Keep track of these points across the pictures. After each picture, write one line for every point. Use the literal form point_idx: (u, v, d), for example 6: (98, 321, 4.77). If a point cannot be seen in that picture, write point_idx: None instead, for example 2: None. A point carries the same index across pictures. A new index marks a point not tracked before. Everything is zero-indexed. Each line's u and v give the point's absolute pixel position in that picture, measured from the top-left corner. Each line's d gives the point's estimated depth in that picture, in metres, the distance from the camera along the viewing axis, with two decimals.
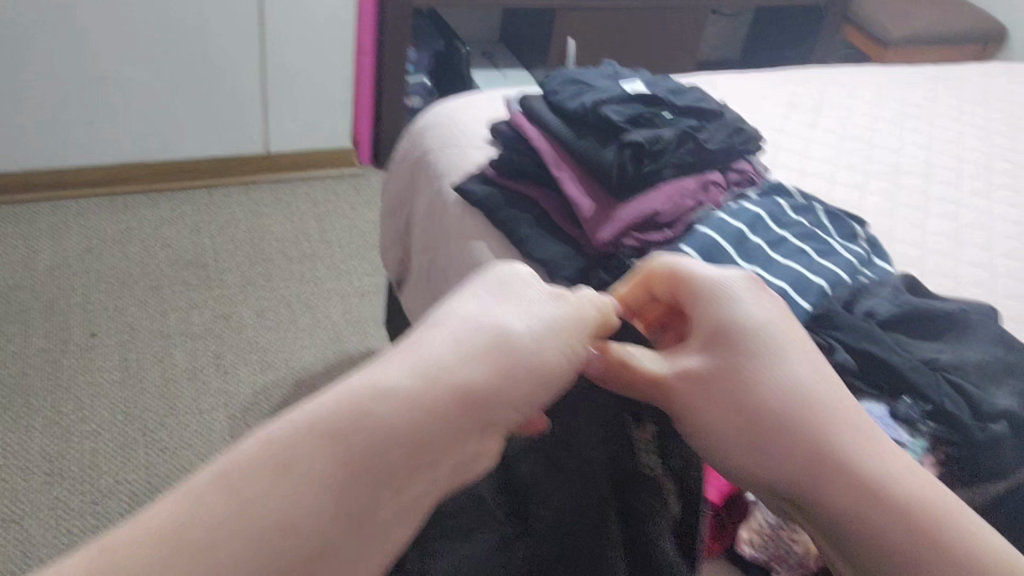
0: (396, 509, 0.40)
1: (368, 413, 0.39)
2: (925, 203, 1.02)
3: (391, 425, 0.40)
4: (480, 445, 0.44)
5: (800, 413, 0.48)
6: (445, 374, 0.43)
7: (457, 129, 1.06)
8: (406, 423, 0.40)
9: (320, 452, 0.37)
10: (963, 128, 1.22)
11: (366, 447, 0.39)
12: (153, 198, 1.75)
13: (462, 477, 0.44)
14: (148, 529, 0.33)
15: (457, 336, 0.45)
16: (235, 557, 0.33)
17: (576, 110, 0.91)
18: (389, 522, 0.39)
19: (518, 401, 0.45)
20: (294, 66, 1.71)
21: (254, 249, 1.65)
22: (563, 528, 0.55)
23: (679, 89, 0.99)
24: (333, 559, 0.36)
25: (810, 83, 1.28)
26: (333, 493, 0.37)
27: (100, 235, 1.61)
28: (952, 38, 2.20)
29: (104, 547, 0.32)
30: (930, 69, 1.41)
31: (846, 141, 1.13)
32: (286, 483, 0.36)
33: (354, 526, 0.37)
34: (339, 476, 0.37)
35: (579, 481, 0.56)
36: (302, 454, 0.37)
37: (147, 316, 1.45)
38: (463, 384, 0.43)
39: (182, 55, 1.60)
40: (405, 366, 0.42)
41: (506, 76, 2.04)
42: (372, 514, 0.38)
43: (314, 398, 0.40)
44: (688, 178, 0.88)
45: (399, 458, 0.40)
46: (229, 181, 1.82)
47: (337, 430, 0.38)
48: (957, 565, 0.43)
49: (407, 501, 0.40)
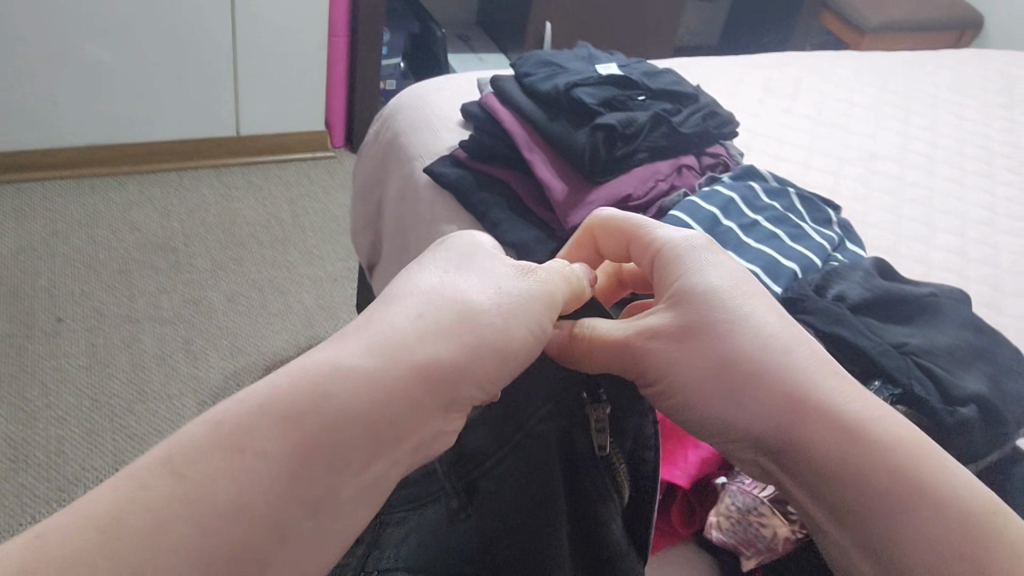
0: (355, 490, 0.39)
1: (323, 391, 0.39)
2: (897, 189, 1.02)
3: (345, 404, 0.39)
4: (443, 423, 0.43)
5: (777, 360, 0.48)
6: (404, 349, 0.42)
7: (429, 111, 1.05)
8: (364, 401, 0.39)
9: (273, 431, 0.37)
10: (937, 114, 1.23)
11: (318, 429, 0.38)
12: (122, 181, 1.72)
13: (425, 459, 0.43)
14: (85, 516, 0.32)
15: (418, 312, 0.45)
16: (179, 541, 0.32)
17: (548, 93, 0.90)
18: (349, 504, 0.38)
19: (481, 378, 0.45)
20: (267, 48, 1.69)
21: (226, 233, 1.63)
22: (505, 507, 0.53)
23: (653, 71, 0.98)
24: (285, 540, 0.35)
25: (786, 68, 1.27)
26: (287, 471, 0.36)
27: (67, 218, 1.58)
28: (928, 26, 2.20)
29: (39, 535, 0.31)
30: (904, 55, 1.41)
31: (820, 125, 1.12)
32: (234, 465, 0.35)
33: (307, 508, 0.36)
34: (292, 458, 0.37)
35: (526, 459, 0.54)
36: (255, 434, 0.36)
37: (115, 300, 1.43)
38: (424, 361, 0.42)
39: (152, 35, 1.57)
40: (365, 344, 0.42)
41: (482, 60, 2.02)
42: (330, 494, 0.38)
43: (267, 380, 0.39)
44: (662, 162, 0.87)
45: (359, 435, 0.39)
46: (200, 164, 1.80)
47: (291, 408, 0.38)
48: (947, 500, 0.42)
49: (367, 482, 0.39)
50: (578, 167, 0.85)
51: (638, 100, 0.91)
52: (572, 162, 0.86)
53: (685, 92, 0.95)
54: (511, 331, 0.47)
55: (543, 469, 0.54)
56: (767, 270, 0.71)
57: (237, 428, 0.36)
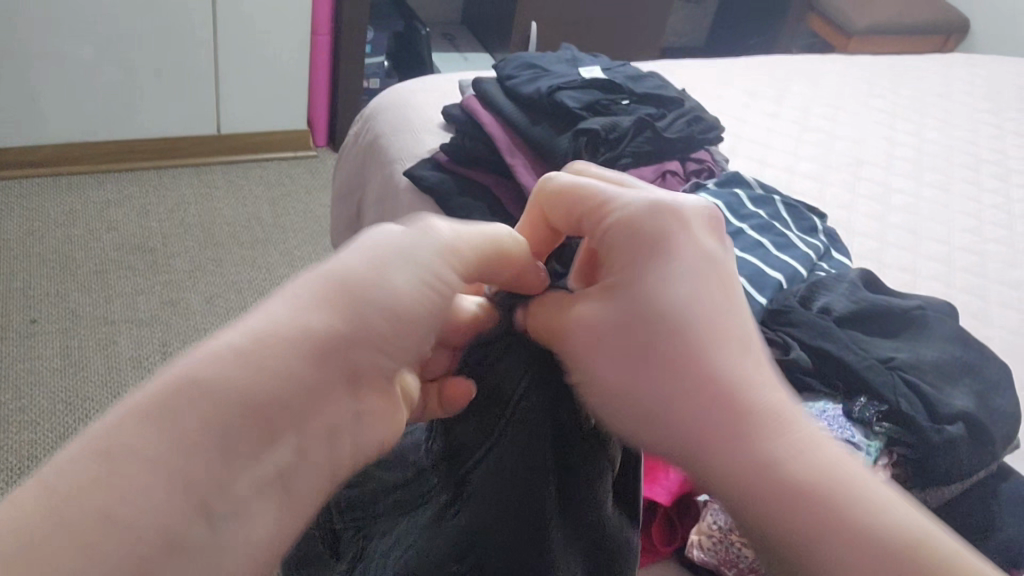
0: (255, 484, 0.34)
1: (204, 382, 0.33)
2: (883, 195, 1.01)
3: (234, 393, 0.34)
4: (353, 404, 0.39)
5: (698, 381, 0.39)
6: (281, 326, 0.36)
7: (411, 112, 1.03)
8: (246, 386, 0.34)
9: (146, 431, 0.32)
10: (924, 120, 1.22)
11: (207, 422, 0.33)
12: (100, 180, 1.69)
13: (339, 445, 0.38)
14: None
15: (300, 293, 0.38)
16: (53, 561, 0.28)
17: (531, 96, 0.88)
18: (249, 501, 0.34)
19: (393, 349, 0.40)
20: (248, 45, 1.66)
21: (205, 233, 1.61)
22: (499, 493, 0.50)
23: (638, 75, 0.97)
24: (183, 551, 0.31)
25: (772, 71, 1.26)
26: (164, 474, 0.31)
27: (44, 217, 1.56)
28: (915, 30, 2.20)
29: None
30: (891, 59, 1.40)
31: (806, 130, 1.11)
32: (113, 476, 0.30)
33: (202, 510, 0.32)
34: (174, 461, 0.32)
35: (520, 439, 0.50)
36: (125, 438, 0.31)
37: (91, 302, 1.40)
38: (303, 337, 0.36)
39: (130, 32, 1.54)
40: (240, 334, 0.36)
41: (467, 59, 2.00)
42: (224, 489, 0.33)
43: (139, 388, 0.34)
44: (646, 167, 0.85)
45: (247, 425, 0.34)
46: (180, 163, 1.77)
47: (161, 406, 0.32)
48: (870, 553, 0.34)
49: (269, 471, 0.35)
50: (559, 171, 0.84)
51: (622, 105, 0.90)
52: (553, 166, 0.84)
53: (669, 96, 0.93)
54: (418, 305, 0.41)
55: (531, 450, 0.50)
56: (752, 280, 0.70)
57: (111, 437, 0.31)
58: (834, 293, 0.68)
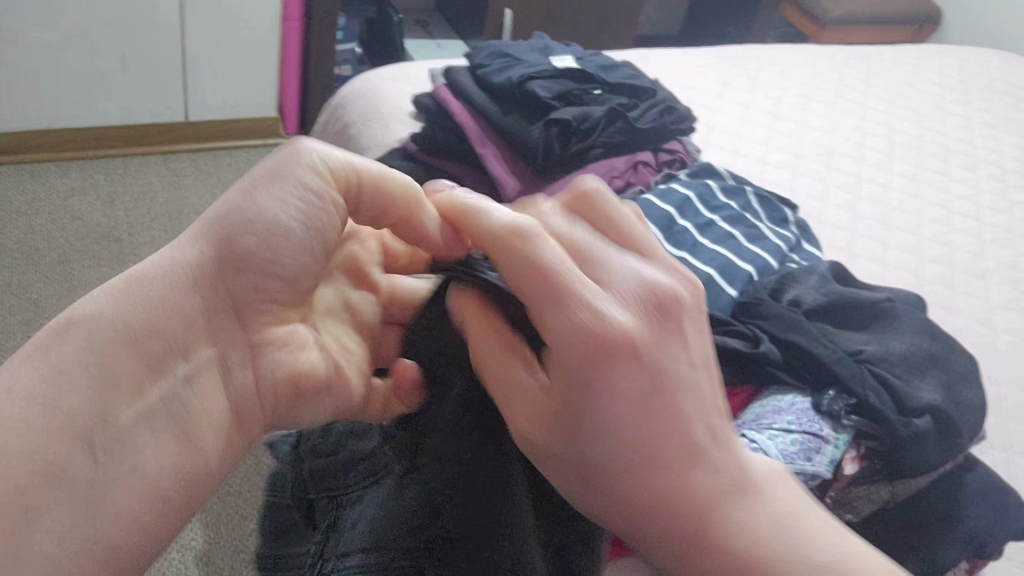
0: (140, 412, 0.38)
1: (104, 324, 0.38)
2: (853, 186, 1.01)
3: (123, 325, 0.38)
4: (248, 334, 0.43)
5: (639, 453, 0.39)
6: (173, 265, 0.41)
7: (381, 100, 1.01)
8: (124, 317, 0.38)
9: (34, 366, 0.36)
10: (895, 110, 1.22)
11: (109, 360, 0.37)
12: (65, 167, 1.66)
13: (238, 381, 0.43)
14: None
15: (187, 236, 0.42)
16: None
17: (502, 85, 0.87)
18: (134, 429, 0.37)
19: (288, 284, 0.43)
20: (216, 31, 1.63)
21: (173, 222, 1.58)
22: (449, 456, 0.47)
23: (611, 65, 0.96)
24: (65, 479, 0.34)
25: (745, 61, 1.26)
26: (46, 406, 0.35)
27: (7, 205, 1.53)
28: (888, 21, 2.21)
29: None
30: (863, 50, 1.41)
31: (778, 120, 1.11)
32: (9, 406, 0.34)
33: (84, 439, 0.35)
34: (54, 393, 0.35)
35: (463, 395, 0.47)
36: (16, 376, 0.35)
37: (55, 292, 1.38)
38: (187, 272, 0.41)
39: (94, 16, 1.51)
40: (122, 285, 0.40)
41: (441, 47, 1.98)
42: (110, 417, 0.37)
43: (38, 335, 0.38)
44: (618, 157, 0.85)
45: (132, 353, 0.38)
46: (147, 151, 1.74)
47: (52, 342, 0.37)
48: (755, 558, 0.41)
49: (154, 399, 0.38)
50: (532, 160, 0.83)
51: (595, 95, 0.89)
52: (525, 157, 0.84)
53: (642, 87, 0.93)
54: (312, 248, 0.43)
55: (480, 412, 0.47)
56: (723, 273, 0.70)
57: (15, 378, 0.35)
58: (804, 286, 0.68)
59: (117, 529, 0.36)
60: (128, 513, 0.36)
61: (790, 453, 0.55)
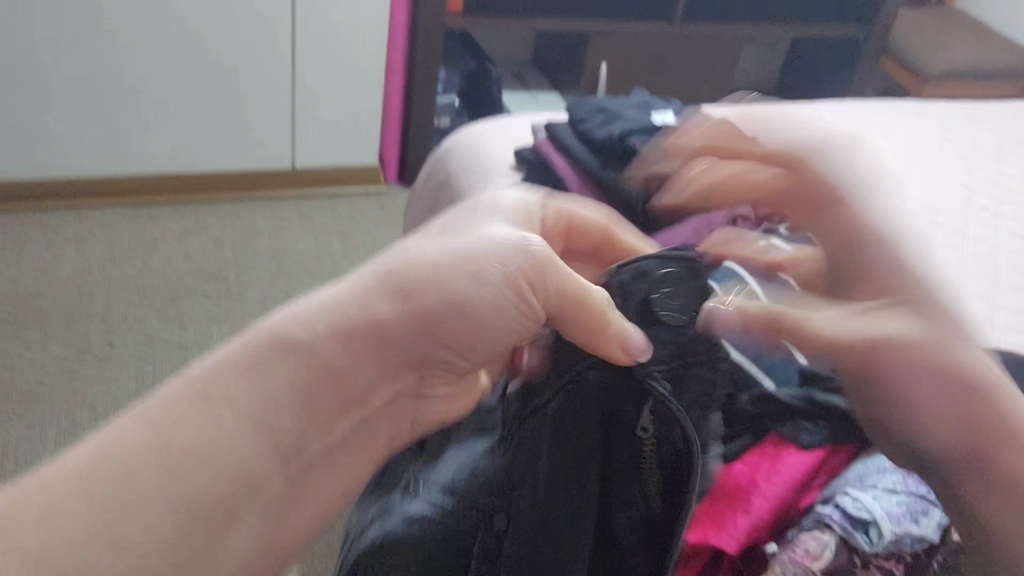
0: (318, 444, 0.48)
1: (293, 337, 0.47)
2: (959, 243, 0.99)
3: (321, 360, 0.47)
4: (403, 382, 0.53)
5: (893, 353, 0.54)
6: (368, 306, 0.49)
7: (483, 155, 1.05)
8: (325, 356, 0.47)
9: (246, 381, 0.45)
10: (1003, 167, 1.19)
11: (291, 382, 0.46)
12: (179, 210, 1.75)
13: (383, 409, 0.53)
14: (98, 456, 0.40)
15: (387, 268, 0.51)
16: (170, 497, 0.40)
17: (603, 139, 0.92)
18: (312, 457, 0.48)
19: (453, 345, 0.53)
20: (324, 83, 1.72)
21: (276, 264, 1.65)
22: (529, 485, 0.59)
23: (712, 121, 0.98)
24: (264, 493, 0.44)
25: (845, 116, 1.25)
26: (253, 432, 0.44)
27: (126, 246, 1.62)
28: (995, 75, 2.16)
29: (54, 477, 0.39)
30: (971, 105, 1.38)
31: (879, 176, 1.10)
32: (219, 419, 0.43)
33: (281, 464, 0.45)
34: (258, 418, 0.44)
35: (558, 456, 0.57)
36: (230, 392, 0.44)
37: (165, 328, 1.45)
38: (380, 320, 0.49)
39: (213, 69, 1.62)
40: (327, 306, 0.49)
41: (537, 99, 2.03)
42: (299, 450, 0.46)
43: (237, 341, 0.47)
44: (717, 212, 0.85)
45: (323, 389, 0.47)
46: (255, 196, 1.83)
47: (258, 361, 0.46)
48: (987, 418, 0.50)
49: (329, 433, 0.48)
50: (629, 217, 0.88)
51: None
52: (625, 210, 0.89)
53: None
54: (493, 306, 0.53)
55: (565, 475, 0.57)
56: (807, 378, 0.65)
57: (218, 385, 0.44)
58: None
59: (276, 528, 0.46)
60: (287, 535, 0.47)
61: (897, 513, 0.57)
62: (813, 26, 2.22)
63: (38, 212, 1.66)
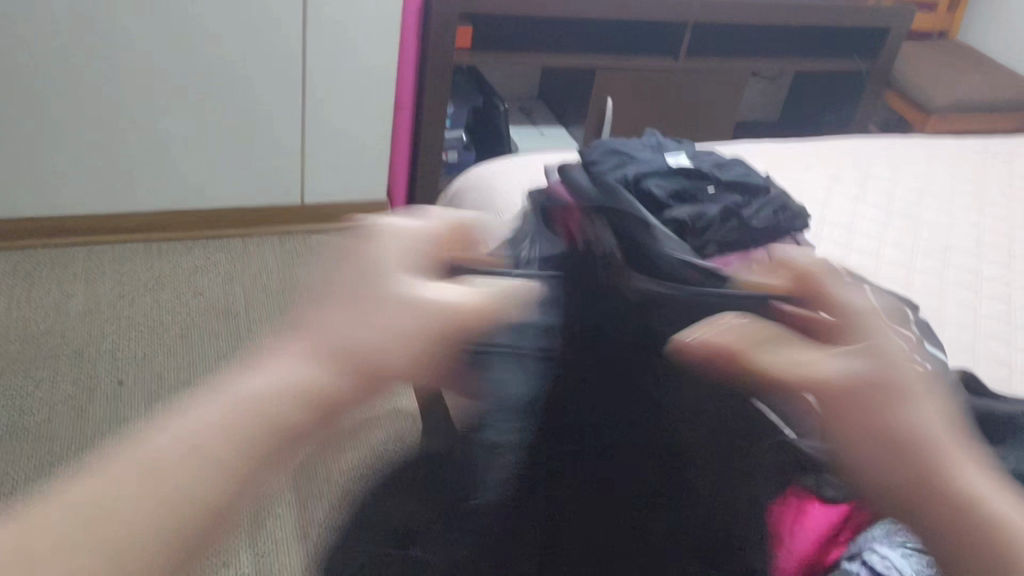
0: (366, 322, 0.54)
1: (421, 325, 0.55)
2: (974, 283, 0.99)
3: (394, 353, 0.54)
4: (394, 283, 0.57)
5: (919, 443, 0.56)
6: (427, 302, 0.56)
7: (497, 194, 1.04)
8: (404, 332, 0.55)
9: (348, 367, 0.53)
10: (1014, 204, 1.19)
11: (347, 347, 0.53)
12: (188, 246, 1.76)
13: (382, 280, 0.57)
14: (295, 389, 0.51)
15: (437, 290, 0.58)
16: (297, 404, 0.51)
17: (616, 183, 0.90)
18: (358, 325, 0.53)
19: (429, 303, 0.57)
20: (331, 121, 1.72)
21: (285, 299, 1.65)
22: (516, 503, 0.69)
23: (723, 163, 0.97)
24: (319, 347, 0.53)
25: (856, 155, 1.25)
26: (335, 362, 0.52)
27: (134, 281, 1.63)
28: (1000, 107, 2.16)
29: (286, 399, 0.51)
30: (979, 142, 1.38)
31: (894, 215, 1.10)
32: (343, 361, 0.52)
33: (345, 353, 0.53)
34: (351, 353, 0.53)
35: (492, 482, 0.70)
36: (351, 360, 0.53)
37: (175, 364, 1.45)
38: (444, 312, 0.57)
39: (220, 108, 1.63)
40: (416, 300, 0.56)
41: (544, 134, 2.04)
42: (359, 329, 0.53)
43: (386, 325, 0.54)
44: (731, 255, 0.86)
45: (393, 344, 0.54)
46: (265, 231, 1.83)
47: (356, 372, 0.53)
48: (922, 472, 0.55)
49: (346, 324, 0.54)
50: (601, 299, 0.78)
51: (706, 193, 0.90)
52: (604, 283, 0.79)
53: (756, 183, 0.93)
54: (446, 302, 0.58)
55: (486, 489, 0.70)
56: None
57: (315, 353, 0.52)
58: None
59: (340, 312, 0.54)
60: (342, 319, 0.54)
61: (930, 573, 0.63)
62: (815, 60, 2.23)
63: (49, 248, 1.68)
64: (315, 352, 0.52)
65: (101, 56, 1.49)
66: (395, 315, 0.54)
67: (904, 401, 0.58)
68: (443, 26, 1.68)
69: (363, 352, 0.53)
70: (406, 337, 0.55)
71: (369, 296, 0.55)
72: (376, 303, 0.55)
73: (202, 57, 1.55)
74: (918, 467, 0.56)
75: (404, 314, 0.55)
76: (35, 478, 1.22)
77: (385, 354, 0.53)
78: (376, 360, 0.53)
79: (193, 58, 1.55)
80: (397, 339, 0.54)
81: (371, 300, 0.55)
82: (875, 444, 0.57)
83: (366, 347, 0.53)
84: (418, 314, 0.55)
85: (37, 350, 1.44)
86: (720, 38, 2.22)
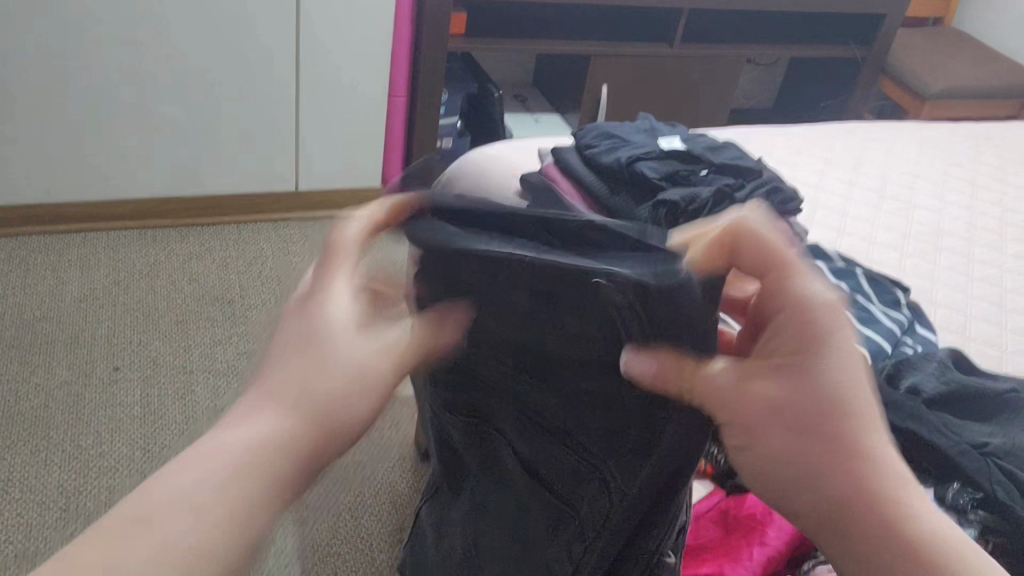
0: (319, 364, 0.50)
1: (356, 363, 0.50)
2: (966, 266, 1.00)
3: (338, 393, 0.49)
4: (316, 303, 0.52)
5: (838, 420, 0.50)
6: (342, 327, 0.51)
7: (491, 178, 1.05)
8: (347, 388, 0.49)
9: (300, 415, 0.48)
10: (1006, 188, 1.20)
11: (313, 394, 0.49)
12: (183, 233, 1.76)
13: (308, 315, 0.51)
14: (269, 446, 0.46)
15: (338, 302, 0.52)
16: (281, 465, 0.46)
17: (610, 166, 0.90)
18: (312, 367, 0.49)
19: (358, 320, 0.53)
20: (326, 107, 1.72)
21: (280, 286, 1.65)
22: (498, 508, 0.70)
23: (717, 146, 0.98)
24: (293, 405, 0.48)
25: (849, 139, 1.26)
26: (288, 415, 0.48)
27: (129, 268, 1.63)
28: (995, 93, 2.17)
29: (265, 462, 0.46)
30: (972, 127, 1.38)
31: (886, 200, 1.10)
32: (300, 405, 0.48)
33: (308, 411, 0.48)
34: (299, 396, 0.48)
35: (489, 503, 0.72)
36: (303, 410, 0.48)
37: (171, 350, 1.46)
38: (360, 355, 0.51)
39: (215, 95, 1.62)
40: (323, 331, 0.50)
41: (539, 121, 2.04)
42: (319, 359, 0.50)
43: (325, 368, 0.49)
44: None
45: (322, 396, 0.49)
46: (260, 218, 1.83)
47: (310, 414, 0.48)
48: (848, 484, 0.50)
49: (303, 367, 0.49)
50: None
51: (700, 176, 0.90)
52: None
53: (749, 166, 0.93)
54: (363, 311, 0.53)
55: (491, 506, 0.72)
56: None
57: (276, 406, 0.48)
58: (955, 442, 0.63)
59: (293, 354, 0.50)
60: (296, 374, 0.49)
61: None
62: (810, 46, 2.23)
63: (44, 236, 1.68)
64: (289, 402, 0.48)
65: (95, 42, 1.49)
66: (335, 355, 0.50)
67: (835, 440, 0.50)
68: (438, 12, 1.68)
69: (326, 400, 0.49)
70: (334, 384, 0.49)
71: (296, 340, 0.51)
72: (307, 347, 0.50)
73: (196, 43, 1.54)
74: (849, 484, 0.49)
75: (311, 338, 0.50)
76: (32, 464, 1.23)
77: (322, 396, 0.49)
78: (332, 407, 0.49)
79: (187, 44, 1.54)
80: (337, 386, 0.49)
81: (306, 344, 0.50)
82: (806, 456, 0.51)
83: (315, 404, 0.48)
84: (352, 356, 0.50)
85: (32, 336, 1.44)
86: (716, 24, 2.22)
